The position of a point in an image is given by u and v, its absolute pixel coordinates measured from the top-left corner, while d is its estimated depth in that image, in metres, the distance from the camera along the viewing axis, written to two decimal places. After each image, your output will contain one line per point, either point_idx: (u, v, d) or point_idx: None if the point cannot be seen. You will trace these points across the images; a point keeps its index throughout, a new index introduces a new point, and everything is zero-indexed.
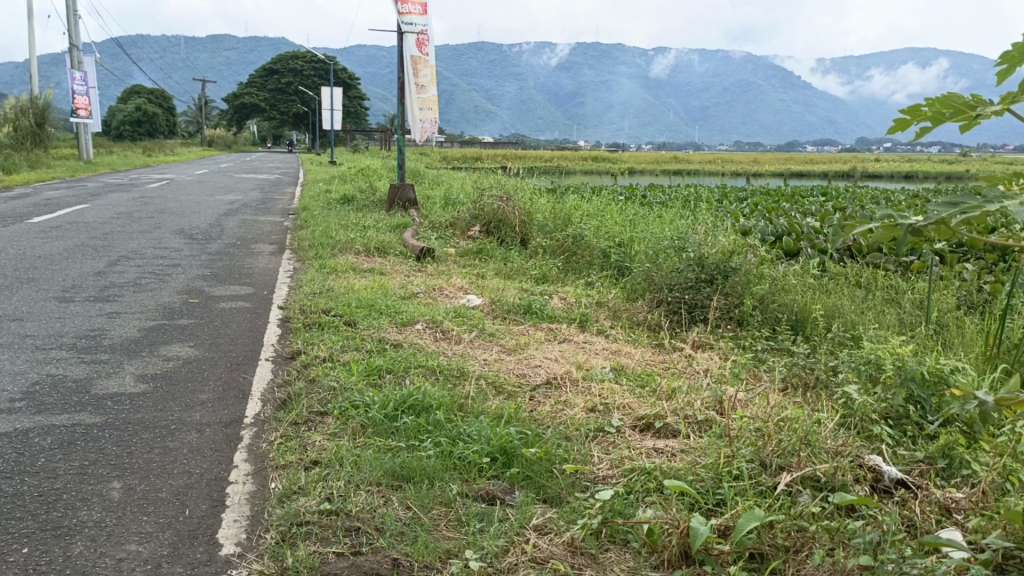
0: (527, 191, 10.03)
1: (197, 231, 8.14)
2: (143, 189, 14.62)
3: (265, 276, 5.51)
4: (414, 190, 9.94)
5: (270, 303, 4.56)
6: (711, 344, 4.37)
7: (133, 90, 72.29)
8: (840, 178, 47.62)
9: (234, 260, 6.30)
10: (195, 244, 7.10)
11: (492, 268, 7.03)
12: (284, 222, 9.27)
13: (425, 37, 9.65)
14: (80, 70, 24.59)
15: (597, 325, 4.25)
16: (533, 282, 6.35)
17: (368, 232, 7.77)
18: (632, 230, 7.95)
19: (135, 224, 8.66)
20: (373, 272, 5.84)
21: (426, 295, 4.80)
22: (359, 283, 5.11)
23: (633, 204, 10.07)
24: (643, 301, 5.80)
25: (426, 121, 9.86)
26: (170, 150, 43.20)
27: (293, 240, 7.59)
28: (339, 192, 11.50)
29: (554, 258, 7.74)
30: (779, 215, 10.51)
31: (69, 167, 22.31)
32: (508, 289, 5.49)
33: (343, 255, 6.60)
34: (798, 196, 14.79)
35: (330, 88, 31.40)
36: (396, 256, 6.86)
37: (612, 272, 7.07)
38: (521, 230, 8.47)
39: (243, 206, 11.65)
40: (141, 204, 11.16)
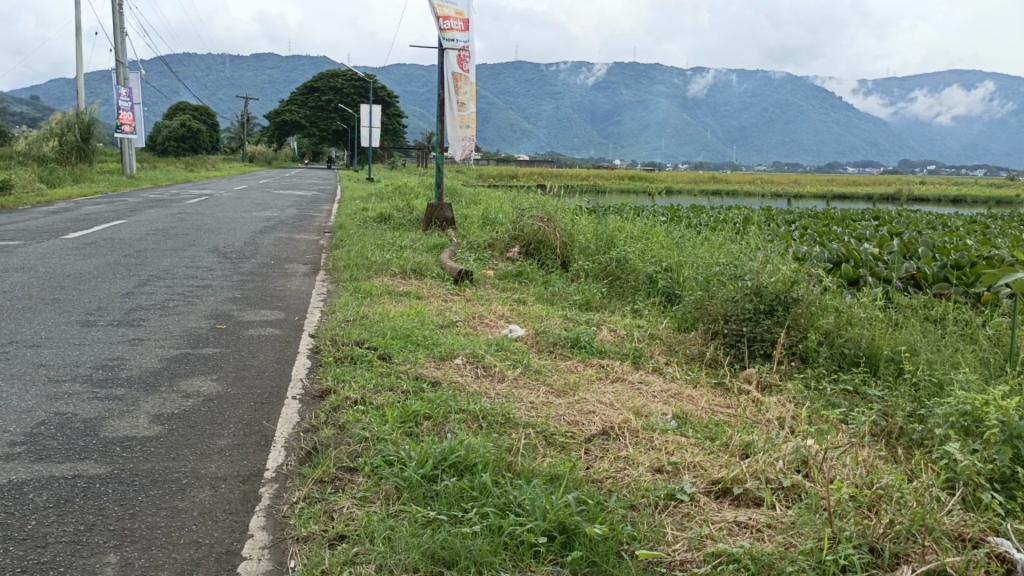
0: (568, 211, 9.72)
1: (231, 249, 7.97)
2: (181, 204, 14.64)
3: (297, 299, 5.27)
4: (452, 209, 9.69)
5: (302, 331, 4.28)
6: (777, 386, 3.98)
7: (179, 107, 73.95)
8: (885, 200, 46.55)
9: (267, 281, 6.08)
10: (228, 263, 6.92)
11: (534, 292, 6.72)
12: (319, 241, 9.08)
13: (467, 54, 9.43)
14: (126, 87, 25.02)
15: (652, 362, 3.90)
16: (577, 309, 6.03)
17: (405, 253, 7.52)
18: (679, 253, 7.58)
19: (170, 241, 8.54)
20: (410, 297, 5.57)
21: (466, 323, 4.49)
22: (394, 308, 4.82)
23: (678, 227, 9.70)
24: (696, 333, 5.43)
25: (463, 139, 9.73)
26: (212, 165, 43.85)
27: (328, 260, 7.37)
28: (375, 210, 11.32)
29: (597, 282, 7.40)
30: (832, 240, 10.04)
31: (112, 181, 22.61)
32: (552, 317, 5.17)
33: (379, 277, 6.34)
34: (849, 220, 14.25)
35: (369, 106, 31.54)
36: (434, 279, 6.59)
37: (660, 299, 6.70)
38: (562, 253, 8.15)
39: (279, 222, 11.53)
40: (178, 220, 11.10)
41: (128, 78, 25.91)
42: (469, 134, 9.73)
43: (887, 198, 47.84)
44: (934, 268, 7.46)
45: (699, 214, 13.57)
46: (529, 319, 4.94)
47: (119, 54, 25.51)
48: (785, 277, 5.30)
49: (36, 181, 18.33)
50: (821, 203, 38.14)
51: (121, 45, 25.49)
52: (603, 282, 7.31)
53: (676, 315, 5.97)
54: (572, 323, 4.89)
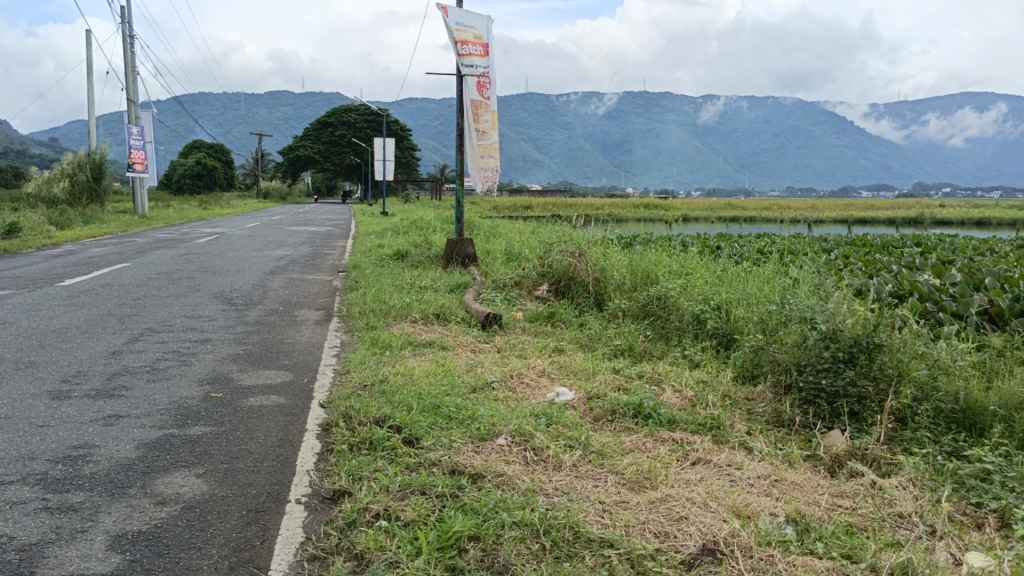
0: (598, 244, 9.09)
1: (238, 294, 7.39)
2: (190, 244, 14.14)
3: (308, 354, 4.65)
4: (474, 244, 9.07)
5: (312, 398, 3.62)
6: (888, 460, 3.26)
7: (194, 146, 74.53)
8: (906, 224, 45.77)
9: (275, 331, 5.47)
10: (233, 311, 6.31)
11: (570, 338, 6.05)
12: (333, 282, 8.48)
13: (486, 81, 8.96)
14: (138, 126, 24.80)
15: (737, 437, 3.20)
16: (621, 358, 5.36)
17: (425, 295, 6.90)
18: (727, 292, 6.90)
19: (173, 286, 7.97)
20: (435, 349, 4.93)
21: (503, 385, 3.83)
22: (418, 366, 4.16)
23: (718, 260, 9.03)
24: (764, 388, 4.73)
25: (486, 169, 9.08)
26: (227, 203, 43.74)
27: (341, 304, 6.76)
28: (392, 247, 10.74)
29: (637, 324, 6.73)
30: (880, 270, 9.35)
31: (123, 221, 22.26)
32: (602, 371, 4.50)
33: (399, 324, 5.70)
34: (890, 247, 13.55)
35: (382, 139, 31.26)
36: (459, 324, 5.96)
37: (711, 344, 6.01)
38: (595, 290, 7.51)
39: (291, 262, 10.98)
40: (185, 262, 10.56)
41: (140, 117, 25.71)
42: (493, 164, 9.07)
43: (908, 221, 47.03)
44: (1008, 301, 6.77)
45: (729, 243, 12.91)
46: (575, 376, 4.27)
47: (131, 93, 25.36)
48: (865, 321, 4.61)
49: (46, 222, 17.96)
50: (841, 229, 37.46)
51: (133, 84, 25.34)
52: (644, 325, 6.63)
53: (736, 366, 5.28)
54: (627, 380, 4.20)
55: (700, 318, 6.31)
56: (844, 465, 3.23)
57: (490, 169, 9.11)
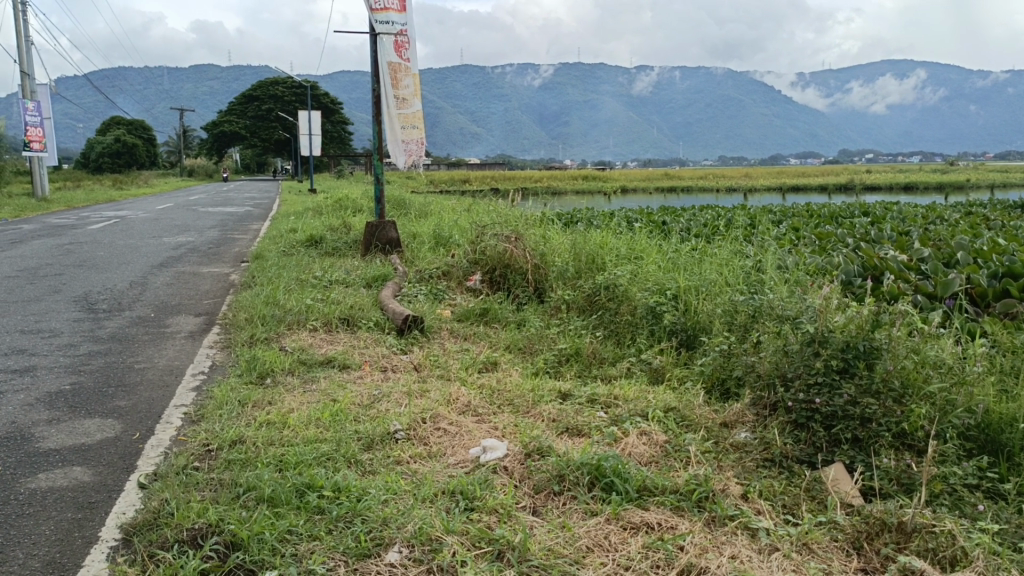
0: (535, 224, 8.11)
1: (106, 296, 6.13)
2: (81, 231, 12.61)
3: (159, 388, 3.53)
4: (396, 228, 8.00)
5: (130, 472, 2.51)
6: (936, 532, 2.37)
7: (111, 123, 70.46)
8: (840, 191, 46.07)
9: (131, 351, 4.30)
10: (89, 320, 5.11)
11: (505, 342, 5.08)
12: (230, 276, 7.30)
13: (405, 39, 7.74)
14: (34, 100, 22.54)
15: (734, 512, 2.25)
16: (567, 373, 4.42)
17: (334, 292, 5.81)
18: (685, 279, 6.02)
19: (32, 286, 6.65)
20: (332, 373, 3.89)
21: (410, 435, 2.81)
22: (299, 407, 3.11)
23: (667, 239, 8.17)
24: (742, 405, 3.80)
25: (411, 141, 7.96)
26: (145, 182, 41.25)
27: (230, 305, 5.61)
28: (305, 232, 9.56)
29: (582, 319, 5.79)
30: (839, 245, 8.64)
31: (19, 205, 20.25)
32: (543, 397, 3.51)
33: (294, 335, 4.63)
34: (840, 217, 13.00)
35: (307, 113, 29.57)
36: (370, 330, 4.92)
37: (670, 344, 5.10)
38: (533, 280, 6.57)
39: (189, 251, 9.65)
40: (65, 254, 9.16)
41: (38, 91, 23.50)
42: (417, 135, 7.94)
43: (841, 188, 47.58)
44: (988, 278, 6.06)
45: (674, 218, 12.11)
46: (508, 409, 3.28)
47: (26, 66, 23.08)
48: (861, 321, 3.76)
49: None
50: (777, 199, 37.45)
51: (28, 56, 23.06)
52: (591, 321, 5.69)
53: (704, 375, 4.37)
54: (576, 414, 3.22)
55: (656, 311, 5.39)
56: (878, 543, 2.34)
57: (414, 140, 7.98)
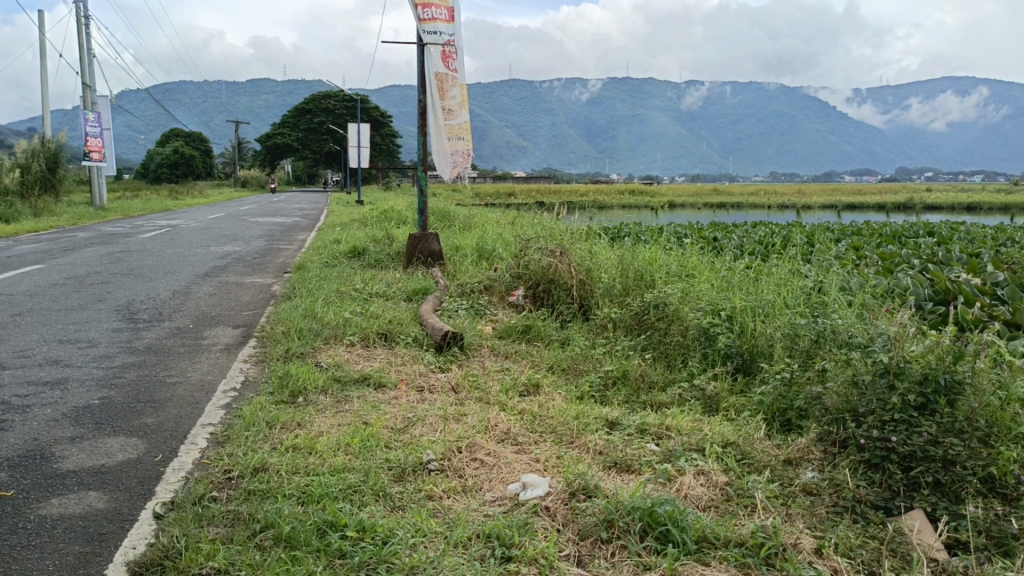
0: (582, 238, 7.87)
1: (147, 305, 6.08)
2: (132, 239, 12.78)
3: (187, 405, 3.39)
4: (439, 241, 7.84)
5: (147, 500, 2.35)
6: None
7: (169, 134, 72.41)
8: (897, 209, 44.72)
9: (165, 364, 4.18)
10: (127, 331, 5.04)
11: (548, 362, 4.84)
12: (271, 287, 7.23)
13: (452, 49, 7.62)
14: (94, 111, 23.13)
15: (808, 569, 1.97)
16: (614, 398, 4.16)
17: (373, 305, 5.65)
18: (741, 299, 5.71)
19: (77, 294, 6.65)
20: (365, 392, 3.70)
21: (444, 467, 2.59)
22: (329, 430, 2.91)
23: (719, 256, 7.85)
24: (808, 440, 3.51)
25: (456, 152, 7.81)
26: (199, 192, 42.11)
27: (268, 317, 5.49)
28: (349, 243, 9.48)
29: (630, 339, 5.53)
30: (903, 265, 8.19)
31: (77, 213, 20.75)
32: (590, 425, 3.26)
33: (330, 350, 4.46)
34: (901, 236, 12.45)
35: (357, 125, 29.85)
36: (407, 345, 4.73)
37: (725, 369, 4.80)
38: (578, 296, 6.32)
39: (234, 261, 9.65)
40: (113, 262, 9.23)
41: (98, 103, 24.13)
42: (462, 146, 7.80)
43: (898, 206, 46.19)
44: None
45: (726, 234, 11.73)
46: (552, 439, 3.04)
47: (88, 78, 23.72)
48: (942, 351, 3.44)
49: None
50: (831, 216, 36.50)
51: (89, 68, 23.70)
52: (640, 342, 5.41)
53: (763, 405, 4.07)
54: (626, 447, 2.97)
55: (709, 333, 5.09)
56: None
57: (459, 151, 7.83)
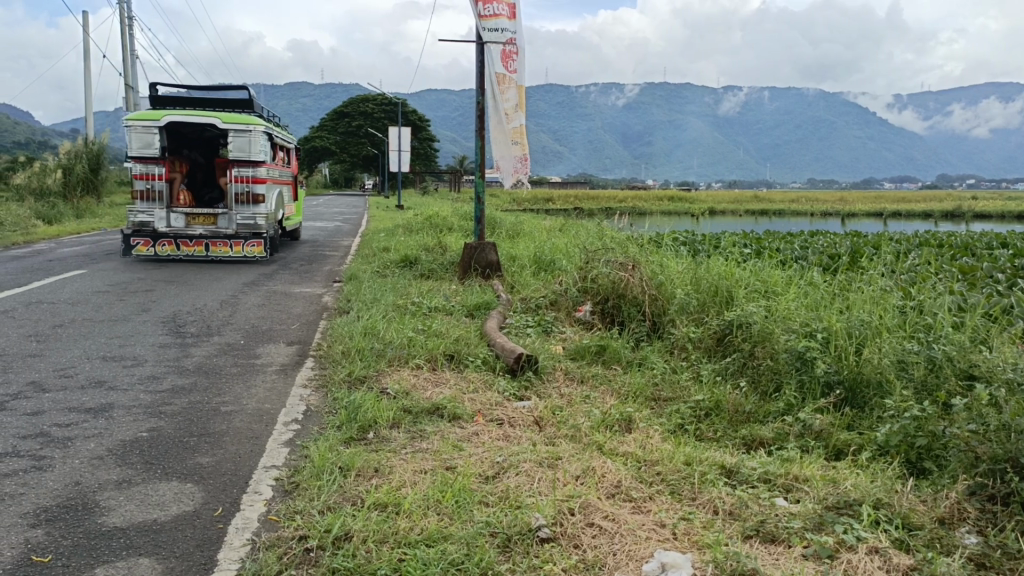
0: (648, 248, 7.41)
1: (194, 318, 5.78)
2: None
3: (247, 441, 3.02)
4: (496, 251, 7.46)
5: (208, 572, 1.97)
6: None
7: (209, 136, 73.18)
8: (944, 218, 43.28)
9: (217, 389, 3.84)
10: (173, 347, 4.75)
11: (630, 388, 4.40)
12: (321, 298, 6.91)
13: (513, 49, 7.20)
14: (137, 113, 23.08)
15: None
16: (713, 437, 3.72)
17: (435, 322, 5.27)
18: (835, 319, 5.15)
19: (121, 305, 6.40)
20: (442, 427, 3.32)
21: (557, 534, 2.16)
22: (413, 480, 2.51)
23: (794, 269, 7.32)
24: (957, 495, 2.84)
25: (516, 157, 7.39)
26: None
27: (323, 334, 5.14)
28: (398, 251, 9.14)
29: (712, 362, 5.07)
30: (994, 281, 7.56)
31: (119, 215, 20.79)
32: (708, 473, 2.79)
33: (397, 373, 4.09)
34: (975, 248, 11.73)
35: (398, 129, 29.66)
36: (477, 369, 4.34)
37: (828, 400, 4.21)
38: (651, 313, 5.87)
39: (279, 268, 9.36)
40: (156, 268, 9.00)
41: (142, 104, 24.23)
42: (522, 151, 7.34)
43: (948, 214, 44.67)
44: None
45: (787, 243, 11.16)
46: (667, 493, 2.58)
47: (131, 80, 23.81)
48: None
49: (29, 215, 16.43)
50: (877, 225, 35.33)
51: (133, 69, 23.77)
52: (728, 367, 4.91)
53: (886, 447, 3.47)
54: (759, 507, 2.49)
55: (806, 358, 4.51)
56: None
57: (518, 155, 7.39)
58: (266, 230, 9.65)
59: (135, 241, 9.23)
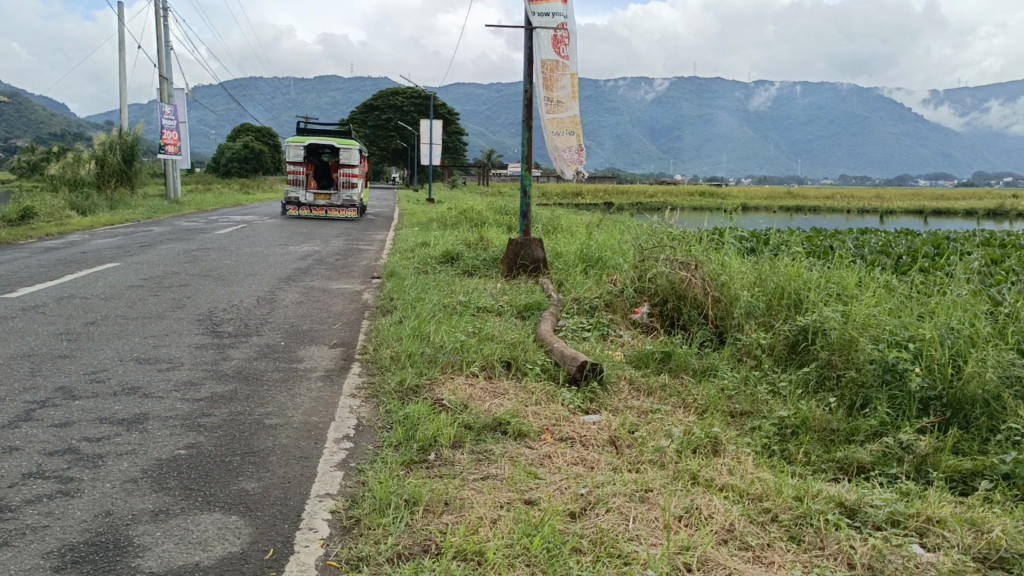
0: (705, 247, 6.99)
1: (231, 317, 5.52)
2: (206, 236, 12.42)
3: (295, 462, 2.72)
4: (543, 247, 7.10)
5: None
6: None
7: (242, 129, 73.70)
8: (986, 216, 41.96)
9: (259, 395, 3.57)
10: (211, 349, 4.49)
11: (703, 400, 4.03)
12: (361, 296, 6.62)
13: (564, 34, 6.80)
14: (170, 104, 23.04)
15: None
16: (804, 462, 3.33)
17: (486, 324, 4.94)
18: (921, 327, 4.68)
19: (155, 301, 6.16)
20: (511, 446, 2.98)
21: None
22: (492, 518, 2.17)
23: (861, 270, 6.85)
24: None
25: (569, 148, 6.94)
26: (269, 186, 42.46)
27: (368, 336, 4.83)
28: (437, 246, 8.81)
29: (787, 371, 4.67)
30: None
31: (151, 206, 20.74)
32: (828, 513, 2.39)
33: (452, 382, 3.75)
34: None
35: (429, 122, 29.35)
36: (537, 378, 3.99)
37: (928, 420, 3.78)
38: (714, 316, 5.48)
39: (315, 262, 9.09)
40: (190, 262, 8.78)
41: (175, 96, 24.17)
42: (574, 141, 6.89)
43: (990, 213, 43.32)
44: None
45: (841, 241, 10.63)
46: (786, 540, 2.21)
47: (165, 71, 23.76)
48: None
49: (63, 205, 16.39)
50: (917, 224, 34.34)
51: (167, 61, 23.73)
52: (807, 378, 4.48)
53: (1011, 477, 3.07)
54: (899, 565, 2.10)
55: (898, 371, 4.05)
56: None
57: (571, 145, 6.94)
58: (354, 202, 17.92)
59: (290, 207, 17.88)
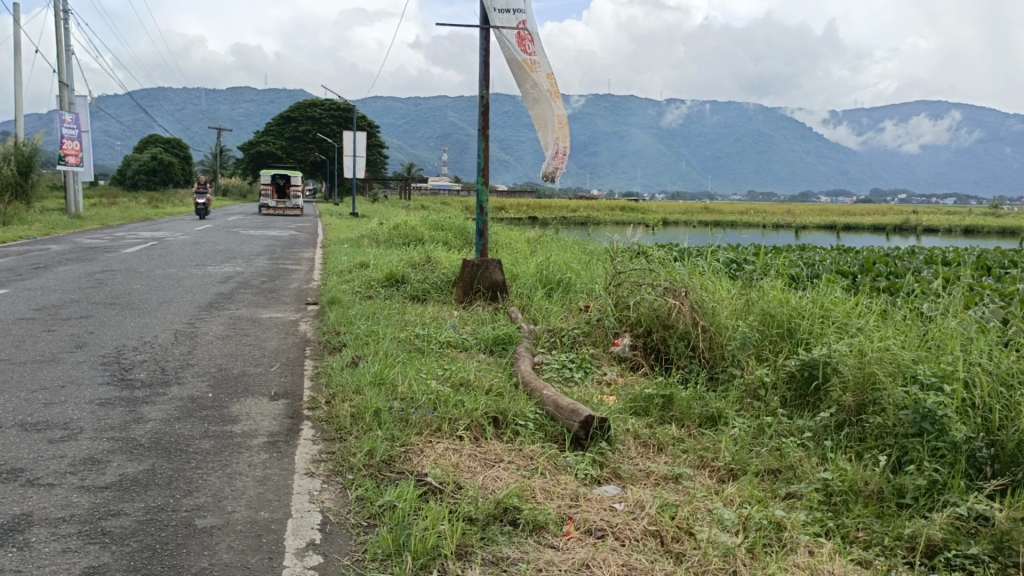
0: (680, 268, 6.44)
1: (146, 359, 4.61)
2: (112, 256, 11.23)
3: None
4: (501, 270, 6.40)
5: None
6: None
7: (150, 140, 70.44)
8: (893, 231, 43.82)
9: (188, 478, 2.74)
10: (120, 406, 3.60)
11: (727, 461, 3.44)
12: (298, 327, 5.79)
13: (527, 33, 6.18)
14: (72, 112, 21.33)
15: None
16: (871, 551, 2.78)
17: (456, 365, 4.22)
18: (947, 363, 4.23)
19: (48, 338, 5.17)
20: (530, 553, 2.27)
21: None
22: None
23: (836, 292, 6.45)
24: None
25: (547, 145, 6.16)
26: (180, 200, 40.49)
27: (315, 384, 4.04)
28: (377, 267, 8.01)
29: (803, 417, 4.11)
30: None
31: (49, 221, 19.06)
32: None
33: (436, 452, 3.02)
34: (976, 260, 11.13)
35: (352, 134, 28.38)
36: (533, 439, 3.30)
37: (987, 483, 3.24)
38: (706, 350, 4.90)
39: (239, 286, 8.13)
40: (93, 287, 7.71)
41: (77, 103, 22.47)
42: (554, 136, 6.10)
43: (896, 228, 45.26)
44: None
45: (792, 258, 10.38)
46: None
47: (66, 77, 22.05)
48: None
49: None
50: (832, 239, 35.43)
51: (68, 66, 22.06)
52: (824, 423, 3.96)
53: None
54: None
55: (935, 417, 3.53)
56: None
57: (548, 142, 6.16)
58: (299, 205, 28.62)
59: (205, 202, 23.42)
